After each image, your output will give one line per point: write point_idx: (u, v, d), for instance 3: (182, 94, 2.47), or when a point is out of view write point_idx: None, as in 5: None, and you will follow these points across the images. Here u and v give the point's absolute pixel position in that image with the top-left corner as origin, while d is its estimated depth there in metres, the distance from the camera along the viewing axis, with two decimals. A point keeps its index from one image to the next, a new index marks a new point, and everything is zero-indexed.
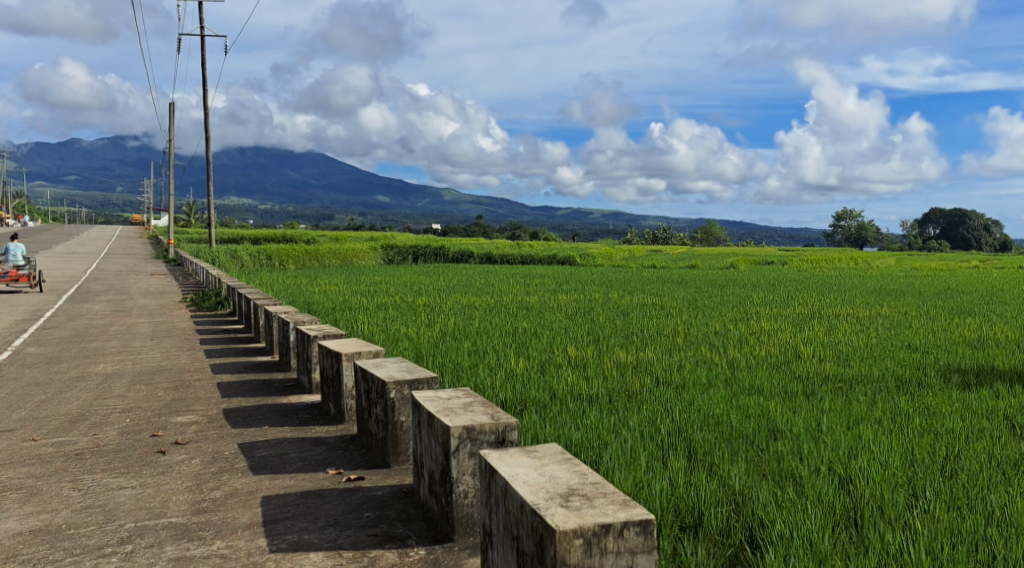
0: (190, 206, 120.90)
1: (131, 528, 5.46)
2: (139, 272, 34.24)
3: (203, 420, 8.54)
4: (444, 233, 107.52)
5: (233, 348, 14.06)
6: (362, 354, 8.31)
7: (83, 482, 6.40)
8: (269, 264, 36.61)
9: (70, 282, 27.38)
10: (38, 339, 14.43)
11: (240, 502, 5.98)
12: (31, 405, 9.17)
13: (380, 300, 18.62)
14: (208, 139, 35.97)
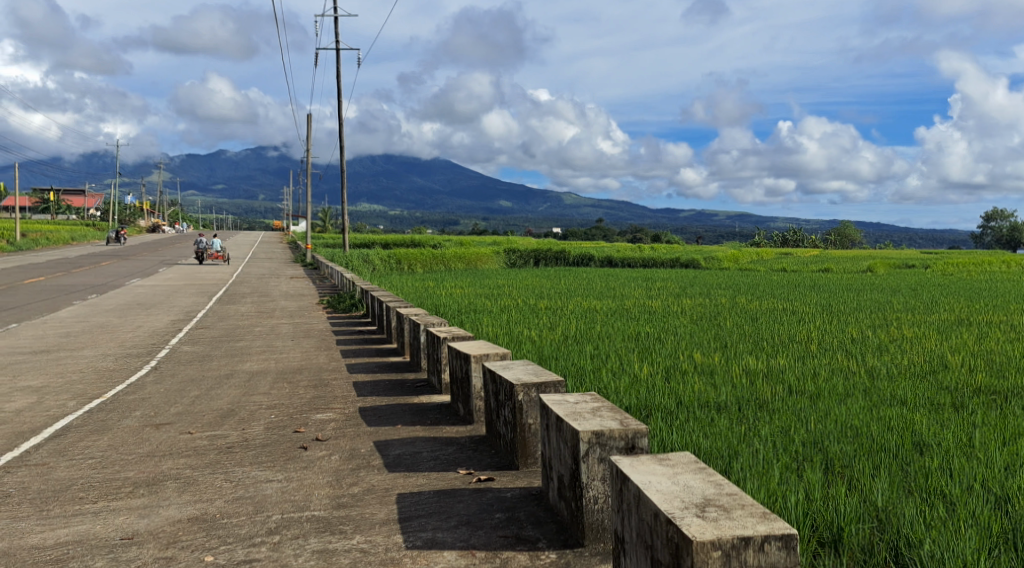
0: (326, 213, 125.98)
1: (277, 520, 5.76)
2: (279, 275, 35.93)
3: (341, 418, 8.90)
4: (568, 236, 107.73)
5: (365, 349, 14.56)
6: (490, 356, 8.47)
7: (233, 475, 6.80)
8: (399, 267, 37.69)
9: (219, 285, 29.06)
10: (191, 339, 15.40)
11: (376, 499, 6.21)
12: (186, 400, 9.79)
13: (505, 303, 18.87)
14: (342, 148, 37.47)
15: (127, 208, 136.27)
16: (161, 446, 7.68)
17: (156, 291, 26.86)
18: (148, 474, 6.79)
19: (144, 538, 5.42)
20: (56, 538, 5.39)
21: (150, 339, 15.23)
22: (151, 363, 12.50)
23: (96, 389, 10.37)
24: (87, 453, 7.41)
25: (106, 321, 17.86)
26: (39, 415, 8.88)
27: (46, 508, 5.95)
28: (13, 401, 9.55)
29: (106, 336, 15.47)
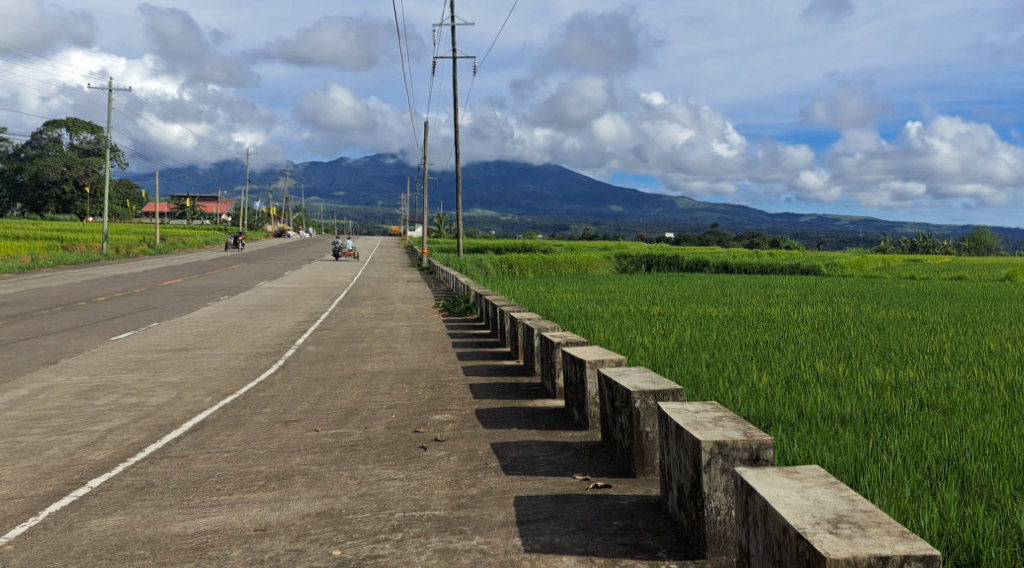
0: (440, 218, 128.35)
1: (400, 518, 5.92)
2: (396, 279, 36.82)
3: (459, 420, 9.06)
4: (681, 241, 106.17)
5: (480, 352, 14.74)
6: (606, 362, 8.46)
7: (357, 472, 7.01)
8: (510, 272, 38.06)
9: (341, 288, 30.07)
10: (315, 339, 15.98)
11: (495, 500, 6.28)
12: (312, 399, 10.18)
13: (617, 309, 18.76)
14: (457, 155, 38.17)
15: (255, 214, 142.55)
16: (290, 442, 8.00)
17: (282, 292, 28.02)
18: (278, 469, 7.10)
19: (275, 530, 5.67)
20: (196, 527, 5.70)
21: (278, 339, 15.88)
22: (279, 362, 13.05)
23: (229, 386, 10.89)
24: (223, 447, 7.80)
25: (237, 321, 18.74)
26: (178, 409, 9.41)
27: (188, 498, 6.30)
28: (154, 396, 10.15)
29: (238, 336, 16.23)
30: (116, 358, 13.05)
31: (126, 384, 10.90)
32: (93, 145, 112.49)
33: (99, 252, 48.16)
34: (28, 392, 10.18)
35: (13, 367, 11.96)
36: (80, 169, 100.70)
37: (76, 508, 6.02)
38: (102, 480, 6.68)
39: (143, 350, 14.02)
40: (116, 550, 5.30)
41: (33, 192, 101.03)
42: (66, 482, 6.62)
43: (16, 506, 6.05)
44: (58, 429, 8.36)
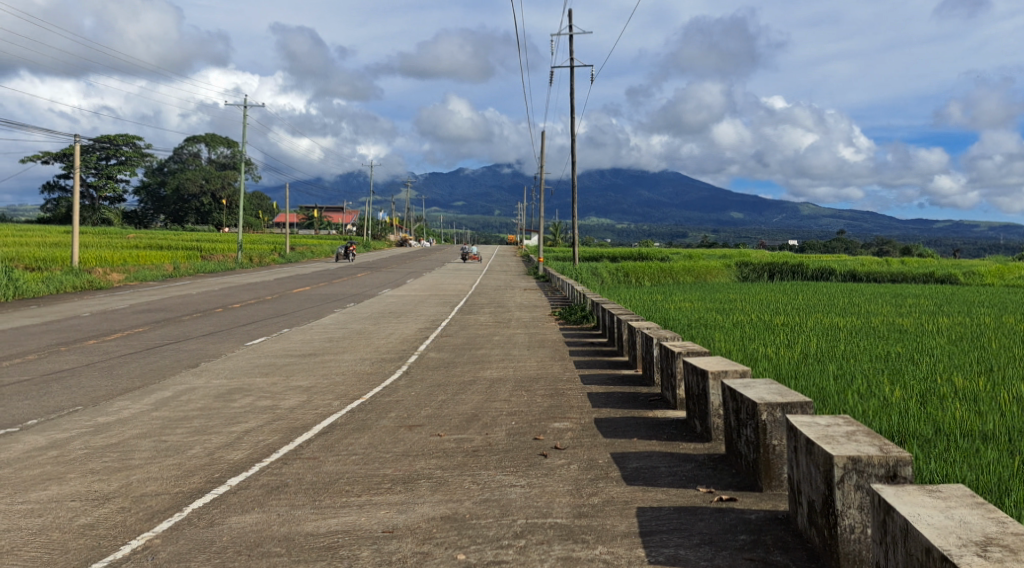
0: (556, 226, 128.42)
1: (522, 524, 5.96)
2: (513, 287, 37.15)
3: (578, 428, 9.05)
4: (805, 248, 102.59)
5: (597, 361, 14.69)
6: (729, 373, 8.30)
7: (480, 477, 7.11)
8: (626, 280, 37.74)
9: (459, 296, 30.57)
10: (437, 345, 16.31)
11: (617, 510, 6.25)
12: (435, 404, 10.40)
13: (738, 318, 18.31)
14: (574, 164, 38.25)
15: (377, 224, 146.66)
16: (414, 447, 8.19)
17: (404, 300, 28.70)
18: (404, 472, 7.29)
19: (402, 532, 5.81)
20: (328, 527, 5.92)
21: (400, 345, 16.29)
22: (402, 368, 13.37)
23: (355, 391, 11.25)
24: (351, 449, 8.06)
25: (362, 328, 19.34)
26: (308, 412, 9.78)
27: (319, 498, 6.54)
28: (286, 399, 10.58)
29: (363, 342, 16.75)
30: (250, 362, 13.69)
31: (260, 387, 11.40)
32: (229, 159, 118.52)
33: (234, 261, 50.65)
34: (172, 394, 10.79)
35: (158, 370, 12.71)
36: (217, 182, 106.35)
37: (217, 505, 6.34)
38: (240, 479, 7.01)
39: (276, 354, 14.66)
40: (254, 546, 5.55)
41: (175, 204, 107.24)
42: (207, 480, 6.99)
43: (163, 501, 6.43)
44: (200, 429, 8.83)
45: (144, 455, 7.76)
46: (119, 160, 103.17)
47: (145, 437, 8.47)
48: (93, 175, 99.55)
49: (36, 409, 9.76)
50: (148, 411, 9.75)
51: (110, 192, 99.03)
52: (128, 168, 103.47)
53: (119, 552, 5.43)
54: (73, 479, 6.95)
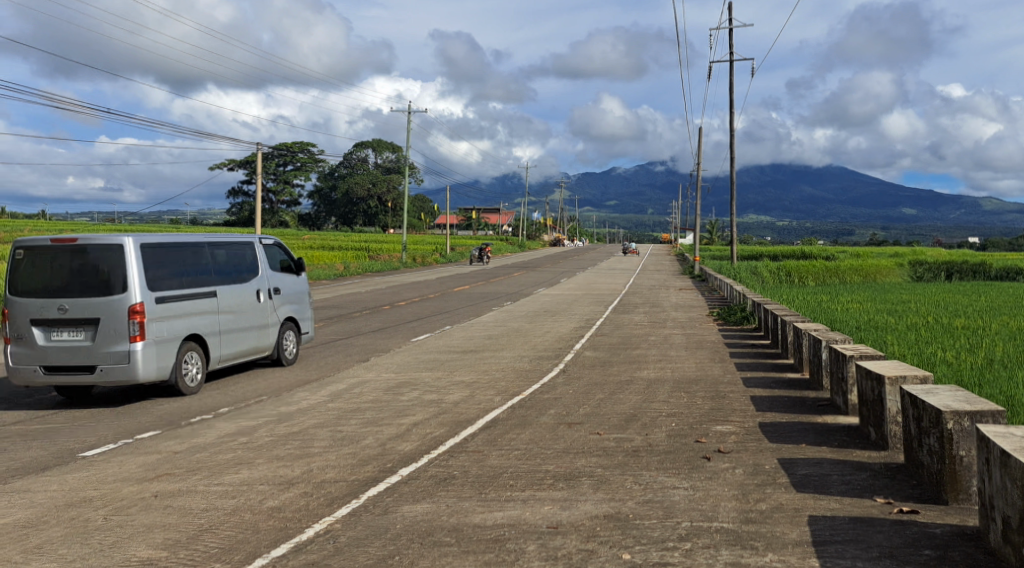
0: (714, 224, 125.51)
1: (687, 527, 5.89)
2: (669, 287, 36.67)
3: (742, 432, 8.82)
4: (986, 246, 95.43)
5: (760, 363, 14.28)
6: (908, 378, 7.87)
7: (641, 478, 7.07)
8: (789, 280, 36.41)
9: (614, 295, 30.42)
10: (594, 344, 16.31)
11: (786, 518, 6.05)
12: (593, 402, 10.43)
13: (914, 320, 17.30)
14: (733, 162, 37.35)
15: (533, 225, 148.29)
16: (575, 444, 8.26)
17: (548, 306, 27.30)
18: (566, 469, 7.35)
19: (566, 529, 5.87)
20: (494, 520, 6.06)
21: (557, 343, 16.42)
22: (560, 366, 13.47)
23: (515, 387, 11.44)
24: (513, 445, 8.21)
25: (520, 326, 19.66)
26: (471, 407, 10.04)
27: (485, 492, 6.70)
28: (451, 393, 10.91)
29: (521, 340, 16.98)
30: (416, 357, 14.21)
31: (425, 381, 11.81)
32: (394, 162, 123.25)
33: (399, 260, 52.58)
34: (346, 387, 11.36)
35: (333, 364, 13.40)
36: (382, 186, 111.25)
37: (391, 494, 6.63)
38: (410, 470, 7.31)
39: (439, 351, 15.11)
40: (425, 535, 5.77)
41: (345, 207, 112.70)
42: (380, 469, 7.31)
43: (342, 488, 6.78)
44: (372, 421, 9.25)
45: (323, 443, 8.22)
46: (294, 166, 109.52)
47: (322, 426, 8.97)
48: (271, 180, 106.40)
49: (227, 398, 10.52)
50: (325, 402, 10.31)
51: (287, 196, 105.34)
52: (303, 173, 109.50)
53: (303, 534, 5.77)
54: (261, 464, 7.45)
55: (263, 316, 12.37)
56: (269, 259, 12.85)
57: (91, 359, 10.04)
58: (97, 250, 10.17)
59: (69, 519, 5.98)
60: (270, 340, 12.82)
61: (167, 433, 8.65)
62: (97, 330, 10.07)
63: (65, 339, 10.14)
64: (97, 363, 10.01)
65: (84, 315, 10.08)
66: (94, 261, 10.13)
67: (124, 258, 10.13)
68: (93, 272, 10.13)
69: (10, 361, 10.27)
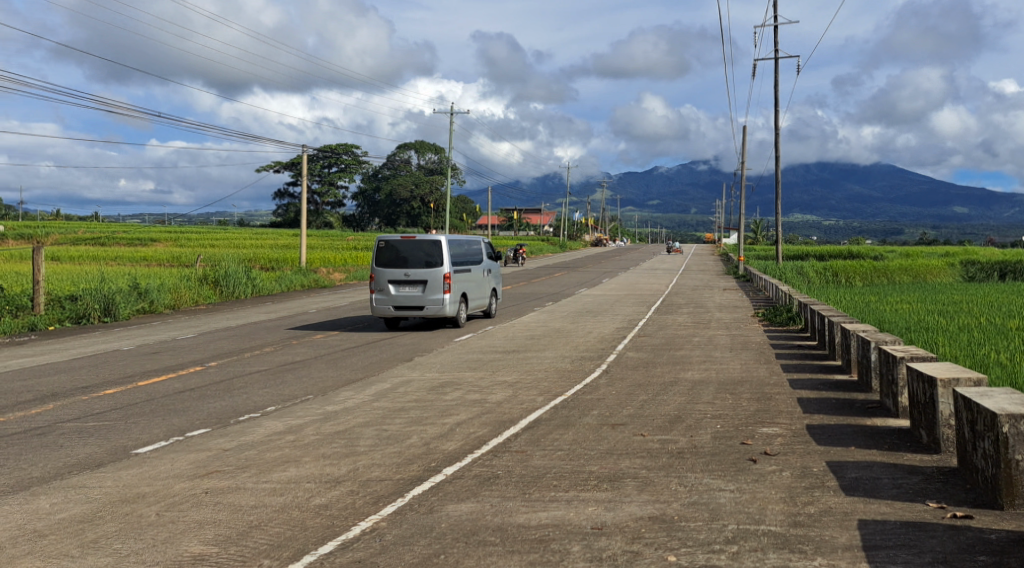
0: (759, 224, 124.00)
1: (734, 530, 5.83)
2: (713, 287, 36.36)
3: (788, 434, 8.71)
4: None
5: (807, 364, 14.09)
6: (961, 381, 7.70)
7: (687, 480, 7.02)
8: (836, 280, 35.87)
9: (657, 295, 30.20)
10: (636, 345, 16.23)
11: (835, 522, 5.96)
12: (637, 403, 10.39)
13: (966, 321, 16.93)
14: (778, 161, 36.92)
15: (575, 225, 147.93)
16: (619, 445, 8.22)
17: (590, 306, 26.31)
18: (610, 470, 7.33)
19: (612, 530, 5.85)
20: (538, 520, 6.06)
21: (600, 344, 16.37)
22: (602, 367, 13.42)
23: (558, 387, 11.43)
24: (556, 445, 8.20)
25: (562, 326, 19.65)
26: (514, 406, 10.06)
27: (529, 492, 6.71)
28: (494, 393, 10.94)
29: (564, 340, 16.95)
30: (459, 357, 14.28)
31: (468, 381, 11.86)
32: (436, 163, 123.94)
33: None
34: (391, 386, 11.46)
35: (377, 363, 13.53)
36: (425, 187, 112.02)
37: (435, 493, 6.67)
38: (455, 469, 7.34)
39: (482, 351, 15.16)
40: (470, 534, 5.79)
41: (388, 208, 113.59)
42: (425, 468, 7.36)
43: (387, 487, 6.83)
44: (416, 420, 9.31)
45: (369, 442, 8.30)
46: (338, 167, 110.67)
47: (368, 425, 9.06)
48: (316, 182, 107.63)
49: (274, 397, 10.68)
50: (370, 401, 10.41)
51: (332, 197, 106.44)
52: (347, 175, 110.63)
53: (350, 532, 5.83)
54: (308, 462, 7.55)
55: (486, 284, 20.57)
56: (484, 250, 20.93)
57: (421, 301, 18.39)
58: (425, 244, 18.54)
59: (123, 515, 6.11)
60: (485, 302, 21.00)
61: (216, 431, 8.80)
62: (425, 286, 18.43)
63: (408, 292, 18.53)
64: (425, 304, 18.35)
65: (419, 278, 18.41)
66: (425, 249, 18.51)
67: (439, 249, 18.45)
68: (425, 255, 18.52)
69: (372, 302, 18.48)
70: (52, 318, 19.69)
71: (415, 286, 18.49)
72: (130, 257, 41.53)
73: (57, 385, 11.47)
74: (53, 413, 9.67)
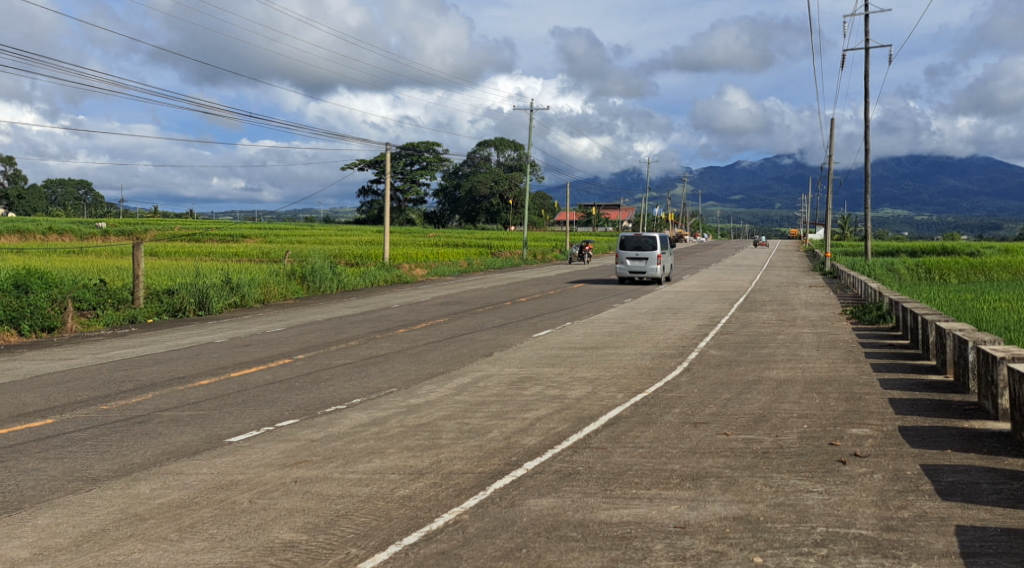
0: (846, 219, 120.44)
1: (822, 532, 5.70)
2: (798, 284, 35.53)
3: (879, 435, 8.45)
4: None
5: (899, 363, 13.61)
6: None
7: (773, 480, 6.88)
8: (929, 276, 34.56)
9: (740, 292, 29.65)
10: (718, 343, 15.98)
11: (930, 527, 5.76)
12: (720, 402, 10.23)
13: None
14: (867, 155, 35.87)
15: (655, 221, 146.48)
16: (701, 444, 8.12)
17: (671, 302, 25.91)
18: (692, 469, 7.25)
19: (695, 529, 5.79)
20: (620, 517, 6.03)
21: (681, 341, 16.17)
22: (683, 364, 13.26)
23: (638, 385, 11.33)
24: (637, 442, 8.14)
25: (641, 323, 19.48)
26: (594, 403, 10.02)
27: (610, 488, 6.68)
28: (573, 389, 10.92)
29: (643, 336, 16.81)
30: (538, 353, 14.30)
31: (548, 377, 11.88)
32: (516, 160, 124.45)
33: (519, 257, 53.04)
34: (471, 380, 11.58)
35: (458, 357, 13.66)
36: (504, 184, 112.73)
37: (516, 487, 6.70)
38: (536, 463, 7.36)
39: (561, 347, 15.15)
40: (552, 529, 5.80)
41: (468, 205, 114.41)
42: (506, 462, 7.39)
43: (469, 480, 6.89)
44: (496, 414, 9.35)
45: (450, 435, 8.39)
46: (420, 165, 112.18)
47: (449, 418, 9.16)
48: (398, 179, 109.37)
49: (359, 389, 10.89)
50: (451, 395, 10.51)
51: (413, 195, 107.78)
52: (429, 173, 112.01)
53: (434, 523, 5.91)
54: (393, 454, 7.68)
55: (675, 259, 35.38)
56: None
57: (644, 268, 33.23)
58: (644, 237, 33.32)
59: (219, 501, 6.34)
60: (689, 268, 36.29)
61: (304, 422, 9.02)
62: (647, 260, 33.24)
63: (635, 264, 33.27)
64: (648, 270, 33.11)
65: (640, 256, 33.21)
66: (642, 240, 33.27)
67: (650, 240, 33.15)
68: (641, 243, 33.22)
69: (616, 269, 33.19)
70: (151, 311, 20.54)
71: (641, 260, 33.44)
72: (222, 253, 43.07)
73: (156, 376, 11.96)
74: (151, 402, 10.09)
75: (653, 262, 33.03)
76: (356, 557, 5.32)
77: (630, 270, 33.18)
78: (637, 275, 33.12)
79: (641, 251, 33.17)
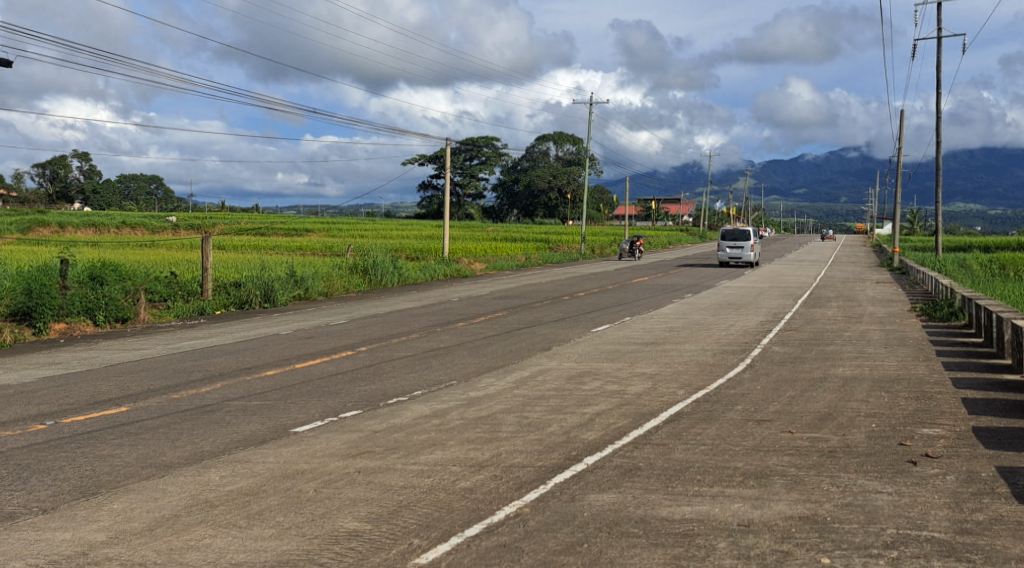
0: (916, 214, 117.49)
1: (893, 534, 5.56)
2: (864, 280, 34.71)
3: (952, 436, 8.21)
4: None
5: (972, 362, 13.21)
6: None
7: (840, 480, 6.73)
8: (1004, 273, 33.48)
9: (804, 288, 29.12)
10: (781, 339, 15.73)
11: (1008, 531, 5.56)
12: (784, 399, 10.05)
13: None
14: (938, 148, 34.98)
15: (716, 215, 144.96)
16: (765, 441, 7.99)
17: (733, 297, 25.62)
18: (756, 467, 7.13)
19: (759, 528, 5.70)
20: (682, 514, 5.97)
21: (744, 337, 15.95)
22: (746, 360, 13.08)
23: (699, 381, 11.21)
24: (699, 439, 8.05)
25: (702, 318, 19.27)
26: (655, 399, 9.94)
27: (671, 485, 6.62)
28: (633, 385, 10.85)
29: (704, 332, 16.66)
30: (597, 347, 14.28)
31: (608, 372, 11.83)
32: (575, 155, 124.32)
33: (578, 252, 52.99)
34: (530, 374, 11.60)
35: (517, 351, 13.69)
36: (563, 178, 112.56)
37: (577, 482, 6.68)
38: (596, 458, 7.33)
39: (620, 342, 15.09)
40: (613, 525, 5.77)
41: (526, 199, 114.56)
42: (566, 456, 7.38)
43: (529, 473, 6.90)
44: (555, 408, 9.36)
45: (510, 428, 8.41)
46: (480, 160, 112.78)
47: (509, 411, 9.19)
48: (458, 174, 110.07)
49: (420, 382, 11.00)
50: (510, 388, 10.55)
51: (472, 190, 108.27)
52: (488, 168, 112.45)
53: (495, 516, 5.94)
54: (453, 446, 7.74)
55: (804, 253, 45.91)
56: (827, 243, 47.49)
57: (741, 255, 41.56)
58: (739, 230, 41.65)
59: (284, 490, 6.45)
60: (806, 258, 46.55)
61: (366, 413, 9.13)
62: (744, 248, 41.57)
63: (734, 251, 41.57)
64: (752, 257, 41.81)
65: (737, 245, 41.57)
66: (738, 233, 41.64)
67: (744, 233, 41.50)
68: (737, 234, 41.49)
69: (720, 255, 41.61)
70: (219, 303, 21.03)
71: (737, 248, 41.75)
72: (287, 246, 43.97)
73: (224, 366, 12.26)
74: (220, 392, 10.34)
75: (748, 249, 41.39)
76: (418, 547, 5.37)
77: (729, 256, 41.55)
78: (735, 260, 41.48)
79: (738, 241, 41.48)
